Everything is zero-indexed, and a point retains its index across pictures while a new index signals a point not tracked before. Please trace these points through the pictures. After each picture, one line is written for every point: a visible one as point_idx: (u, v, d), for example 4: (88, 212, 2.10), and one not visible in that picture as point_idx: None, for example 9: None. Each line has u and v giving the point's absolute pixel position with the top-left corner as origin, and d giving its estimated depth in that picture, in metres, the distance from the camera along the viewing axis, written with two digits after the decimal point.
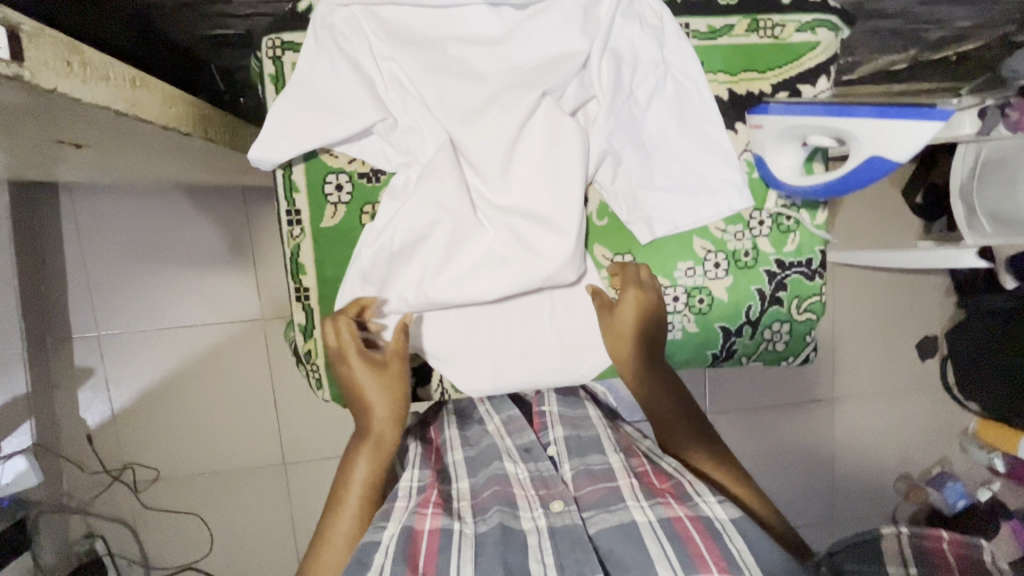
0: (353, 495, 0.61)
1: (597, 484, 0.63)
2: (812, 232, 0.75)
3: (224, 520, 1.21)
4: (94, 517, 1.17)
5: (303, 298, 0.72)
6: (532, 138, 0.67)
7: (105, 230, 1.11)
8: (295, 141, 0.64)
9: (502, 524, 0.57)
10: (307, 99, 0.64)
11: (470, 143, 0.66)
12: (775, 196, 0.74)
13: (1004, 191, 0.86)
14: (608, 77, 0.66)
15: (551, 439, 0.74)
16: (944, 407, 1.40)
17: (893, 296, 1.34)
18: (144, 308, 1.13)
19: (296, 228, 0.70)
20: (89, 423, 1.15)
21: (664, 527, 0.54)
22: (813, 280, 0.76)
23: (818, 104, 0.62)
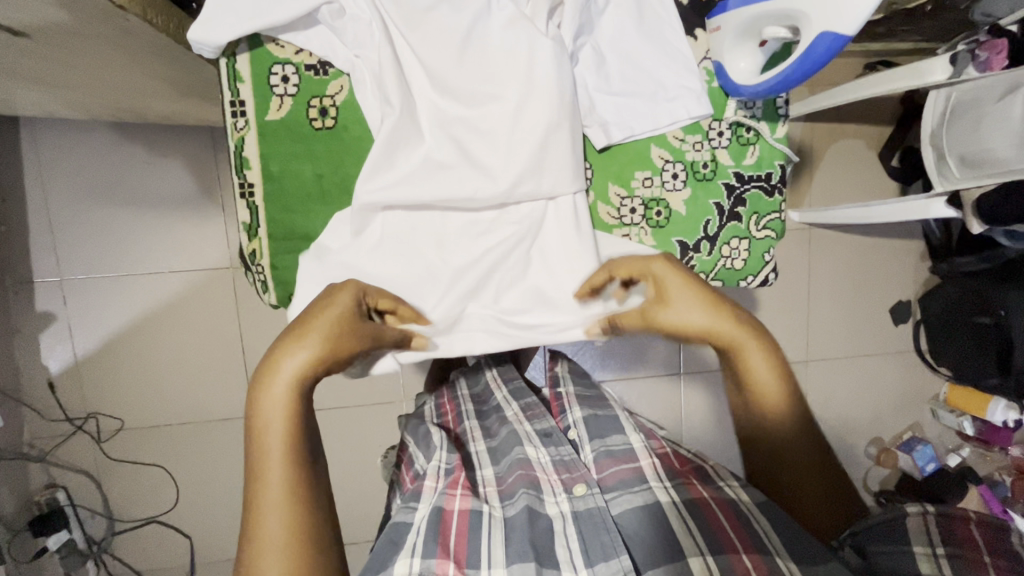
0: (277, 460, 0.51)
1: (621, 464, 0.71)
2: (772, 146, 0.77)
3: (190, 473, 1.19)
4: (56, 468, 1.15)
5: (247, 194, 0.70)
6: (486, 30, 0.67)
7: (71, 171, 1.09)
8: (237, 17, 0.62)
9: (528, 507, 0.65)
10: None
11: (417, 39, 0.67)
12: (735, 105, 0.75)
13: (973, 131, 0.86)
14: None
15: (573, 422, 0.83)
16: (915, 373, 1.41)
17: (868, 260, 1.35)
18: (110, 252, 1.11)
19: (240, 119, 0.68)
20: (51, 369, 1.12)
21: (689, 506, 0.63)
22: (772, 196, 0.78)
23: None
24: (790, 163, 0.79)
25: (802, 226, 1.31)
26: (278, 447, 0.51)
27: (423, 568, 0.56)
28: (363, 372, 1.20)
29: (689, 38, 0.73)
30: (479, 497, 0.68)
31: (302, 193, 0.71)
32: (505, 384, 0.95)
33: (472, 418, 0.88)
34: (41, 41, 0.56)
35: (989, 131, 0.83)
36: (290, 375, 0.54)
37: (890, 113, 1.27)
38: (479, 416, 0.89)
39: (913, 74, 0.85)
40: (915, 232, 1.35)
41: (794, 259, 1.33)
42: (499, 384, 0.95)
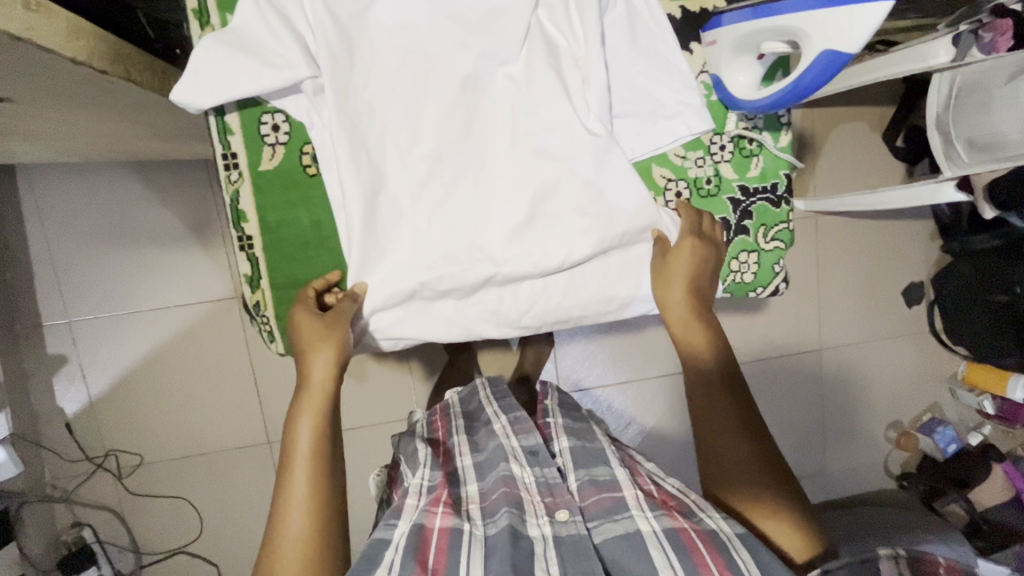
0: (303, 460, 0.59)
1: (603, 493, 0.68)
2: (776, 156, 0.76)
3: (211, 503, 1.20)
4: (79, 506, 1.16)
5: (247, 247, 0.71)
6: (464, 100, 0.67)
7: (69, 212, 1.08)
8: (220, 80, 0.61)
9: (510, 526, 0.62)
10: (234, 42, 0.62)
11: (386, 114, 0.66)
12: (736, 118, 0.74)
13: (978, 114, 0.84)
14: (579, 23, 0.67)
15: (557, 450, 0.78)
16: (932, 354, 1.40)
17: (878, 243, 1.33)
18: (115, 292, 1.12)
19: (233, 172, 0.68)
20: (67, 411, 1.13)
21: (672, 537, 0.60)
22: (779, 207, 0.77)
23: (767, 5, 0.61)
24: (794, 171, 0.78)
25: (808, 213, 1.29)
26: (305, 454, 0.60)
27: None
28: (375, 392, 1.20)
29: (685, 53, 0.73)
30: (461, 515, 0.66)
31: (303, 240, 0.71)
32: (496, 400, 0.92)
33: (460, 433, 0.85)
34: (26, 104, 0.56)
35: (996, 113, 0.81)
36: (315, 390, 0.64)
37: (893, 94, 1.24)
38: (469, 430, 0.86)
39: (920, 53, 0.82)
40: (924, 213, 1.33)
41: (801, 247, 1.31)
42: (489, 399, 0.92)
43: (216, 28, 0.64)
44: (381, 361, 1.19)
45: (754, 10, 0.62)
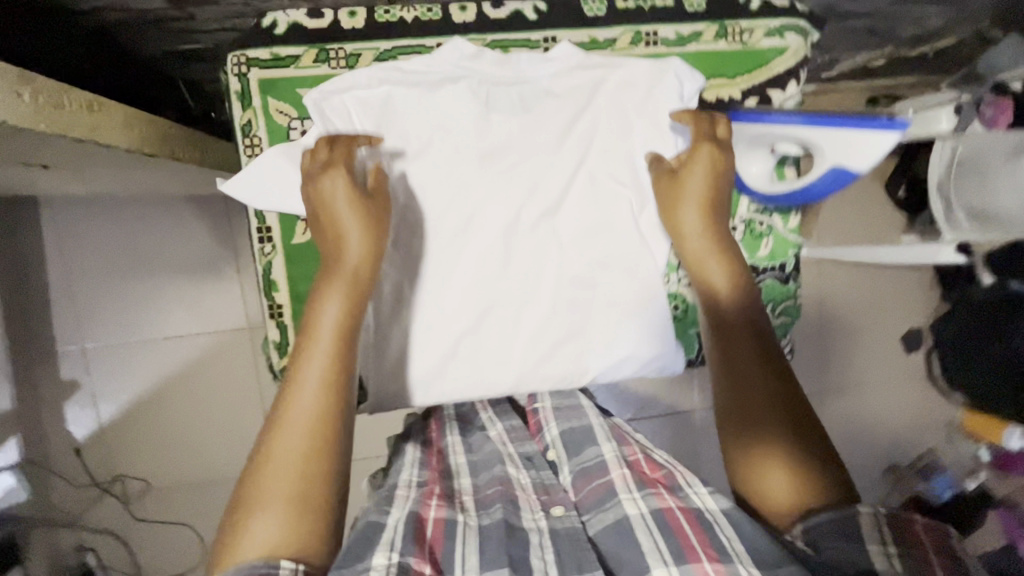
0: (325, 342, 0.55)
1: (592, 481, 0.57)
2: (785, 236, 0.79)
3: (216, 530, 1.20)
4: (85, 531, 1.16)
5: (277, 314, 0.75)
6: (494, 227, 0.74)
7: (88, 242, 1.11)
8: (271, 188, 0.68)
9: (505, 519, 0.53)
10: (295, 154, 0.70)
11: (421, 236, 0.73)
12: (748, 202, 0.78)
13: (979, 185, 0.84)
14: (609, 156, 0.75)
15: (549, 438, 0.66)
16: (930, 399, 1.42)
17: (878, 290, 1.36)
18: (130, 321, 1.13)
19: (267, 245, 0.74)
20: (76, 436, 1.14)
21: (657, 519, 0.51)
22: (787, 284, 0.81)
23: (794, 114, 0.66)
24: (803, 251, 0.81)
25: (811, 259, 1.32)
26: (328, 335, 0.56)
27: (401, 563, 0.45)
28: (383, 424, 1.22)
29: None
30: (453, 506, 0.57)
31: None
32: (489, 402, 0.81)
33: (453, 433, 0.73)
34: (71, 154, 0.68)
35: (995, 186, 0.82)
36: (349, 270, 0.60)
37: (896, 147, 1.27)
38: (464, 432, 0.74)
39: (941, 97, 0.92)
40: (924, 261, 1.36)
41: (804, 291, 1.34)
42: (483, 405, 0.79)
43: (257, 110, 0.72)
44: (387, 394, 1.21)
45: (788, 115, 0.66)
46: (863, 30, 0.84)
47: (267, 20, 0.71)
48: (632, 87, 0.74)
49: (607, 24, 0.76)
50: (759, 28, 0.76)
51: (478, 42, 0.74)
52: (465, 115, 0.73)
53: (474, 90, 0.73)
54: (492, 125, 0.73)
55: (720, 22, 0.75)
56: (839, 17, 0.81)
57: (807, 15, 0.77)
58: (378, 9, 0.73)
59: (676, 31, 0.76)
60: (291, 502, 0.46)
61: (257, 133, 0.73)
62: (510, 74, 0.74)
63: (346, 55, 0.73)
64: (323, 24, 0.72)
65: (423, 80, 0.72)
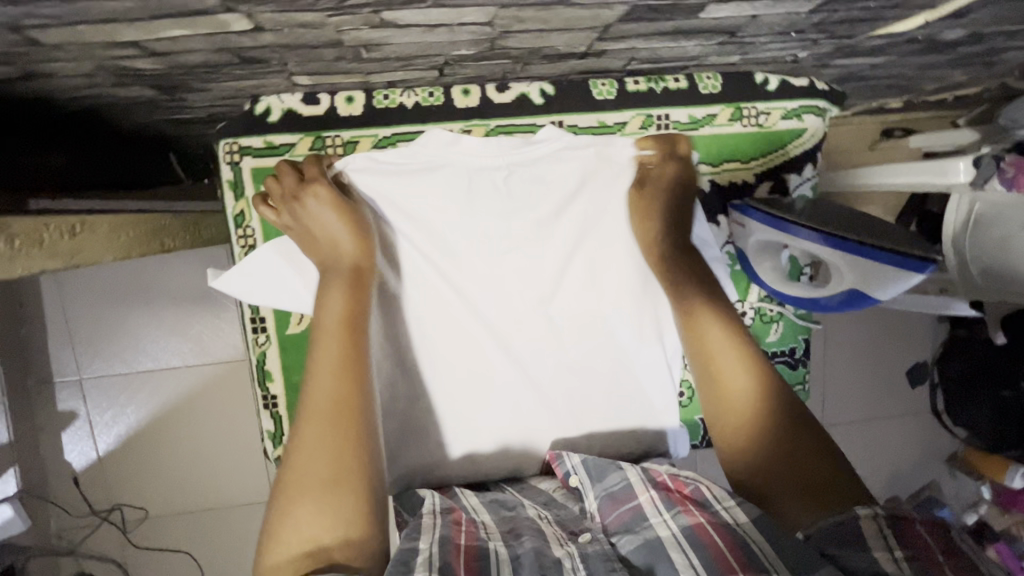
0: (331, 339, 0.59)
1: (621, 506, 0.58)
2: (794, 322, 0.83)
3: (214, 558, 1.21)
4: (84, 558, 1.17)
5: (271, 405, 0.75)
6: (493, 309, 0.75)
7: (84, 275, 1.10)
8: (264, 287, 0.69)
9: (535, 547, 0.53)
10: (288, 251, 0.69)
11: (421, 319, 0.74)
12: (757, 290, 0.82)
13: (998, 247, 0.82)
14: (609, 237, 0.75)
15: (570, 467, 0.67)
16: (933, 433, 1.41)
17: (884, 325, 1.34)
18: (125, 354, 1.13)
19: (261, 335, 0.74)
20: (74, 465, 1.14)
21: (689, 539, 0.52)
22: (796, 368, 0.85)
23: (821, 233, 0.66)
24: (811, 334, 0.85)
25: None
26: (334, 329, 0.60)
27: None
28: None
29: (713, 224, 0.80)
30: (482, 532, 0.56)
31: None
32: None
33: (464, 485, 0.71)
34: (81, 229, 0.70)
35: (1016, 251, 0.79)
36: (343, 266, 0.64)
37: None
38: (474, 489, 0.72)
39: (955, 136, 0.94)
40: None
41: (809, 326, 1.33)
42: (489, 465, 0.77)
43: (250, 199, 0.72)
44: None
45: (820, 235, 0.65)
46: (882, 86, 0.81)
47: (257, 106, 0.70)
48: (622, 171, 0.73)
49: (615, 109, 0.74)
50: (776, 110, 0.77)
51: (479, 132, 0.73)
52: (452, 199, 0.71)
53: (456, 177, 0.71)
54: (478, 210, 0.72)
55: (738, 104, 0.76)
56: (856, 77, 0.79)
57: (829, 92, 0.80)
58: (377, 94, 0.71)
59: (690, 113, 0.76)
60: (326, 490, 0.50)
61: (249, 224, 0.73)
62: (495, 158, 0.71)
63: (342, 142, 0.72)
64: (318, 110, 0.71)
65: (405, 165, 0.70)
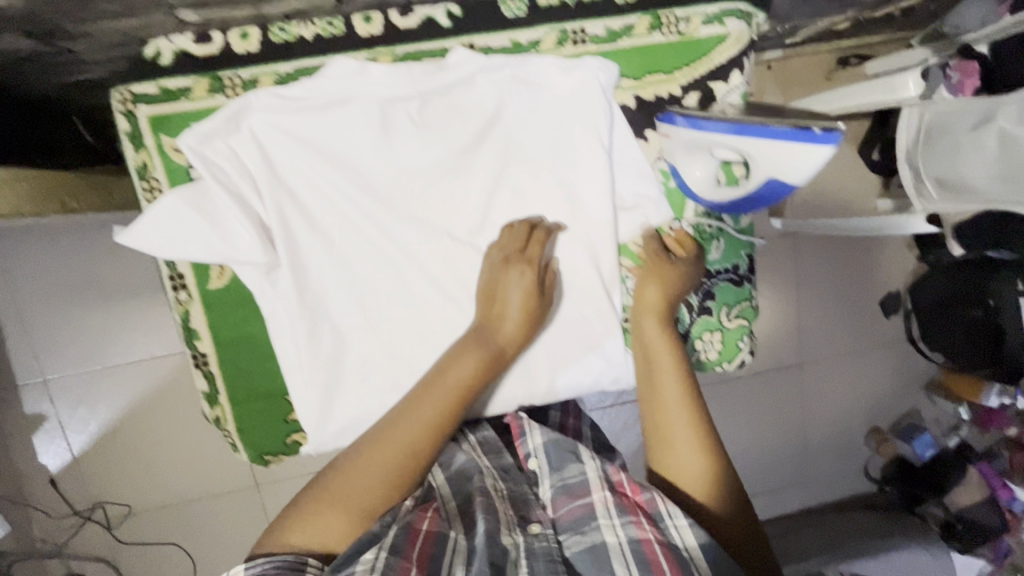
0: (442, 397, 0.61)
1: (575, 501, 0.63)
2: (735, 238, 0.81)
3: (205, 546, 1.21)
4: (73, 558, 1.16)
5: (202, 365, 0.74)
6: (419, 247, 0.71)
7: (33, 272, 1.07)
8: (172, 235, 0.65)
9: (488, 535, 0.57)
10: (194, 195, 0.66)
11: (349, 262, 0.70)
12: (693, 206, 0.79)
13: (949, 157, 0.80)
14: (535, 159, 0.73)
15: (531, 448, 0.71)
16: (910, 361, 1.42)
17: (854, 257, 1.34)
18: (86, 349, 1.10)
19: (182, 293, 0.71)
20: (49, 467, 1.13)
21: (634, 553, 0.57)
22: (740, 286, 0.82)
23: (723, 121, 0.67)
24: (753, 250, 0.83)
25: (786, 232, 1.30)
26: (451, 390, 0.61)
27: None
28: None
29: (641, 140, 0.77)
30: (449, 519, 0.60)
31: (253, 351, 0.74)
32: None
33: None
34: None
35: (968, 155, 0.76)
36: (495, 343, 0.65)
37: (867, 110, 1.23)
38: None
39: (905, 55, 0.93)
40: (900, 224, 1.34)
41: (780, 264, 1.32)
42: None
43: (151, 149, 0.67)
44: None
45: (725, 124, 0.67)
46: None
47: (148, 50, 0.65)
48: (539, 88, 0.71)
49: (527, 26, 0.71)
50: (695, 17, 0.74)
51: (386, 59, 0.69)
52: (365, 132, 0.68)
53: (367, 110, 0.68)
54: (393, 142, 0.69)
55: (654, 13, 0.73)
56: None
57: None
58: (273, 26, 0.66)
59: (607, 26, 0.72)
60: (354, 516, 0.56)
61: (155, 175, 0.68)
62: (407, 85, 0.68)
63: (242, 83, 0.67)
64: (211, 49, 0.66)
65: (314, 100, 0.67)
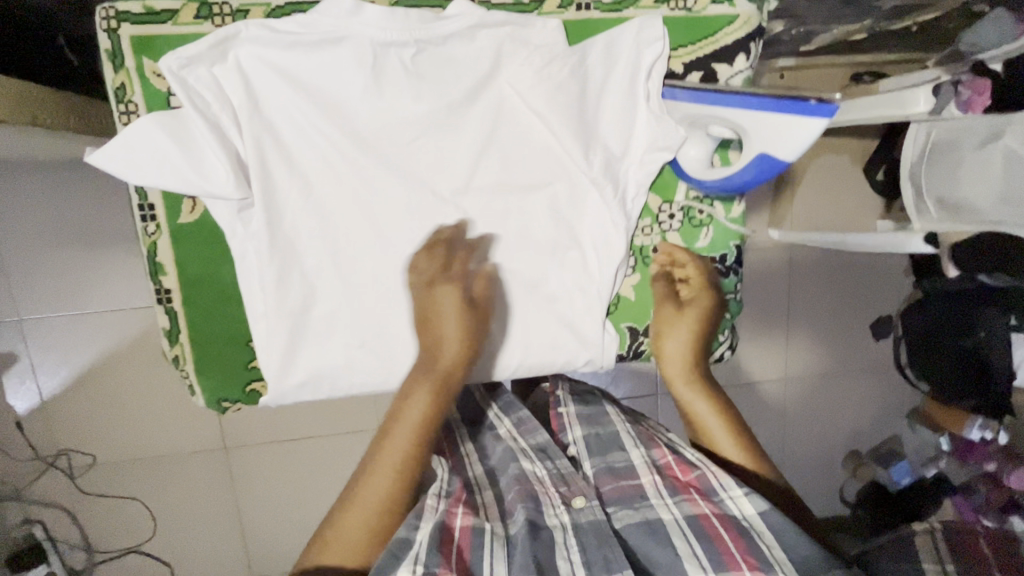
0: (402, 440, 0.66)
1: (620, 481, 0.74)
2: (725, 227, 0.80)
3: (167, 504, 1.19)
4: (32, 504, 1.15)
5: (166, 300, 0.71)
6: (402, 206, 0.70)
7: (15, 208, 1.05)
8: (145, 161, 0.62)
9: (529, 521, 0.67)
10: (173, 125, 0.62)
11: (329, 211, 0.68)
12: (685, 188, 0.78)
13: (951, 173, 0.84)
14: (532, 121, 0.70)
15: (572, 439, 0.84)
16: (894, 387, 1.41)
17: (849, 277, 1.33)
18: (62, 294, 1.08)
19: (150, 224, 0.68)
20: (17, 409, 1.11)
21: (691, 524, 0.66)
22: (726, 277, 0.82)
23: (721, 95, 0.66)
24: (744, 242, 0.82)
25: (782, 244, 1.29)
26: (412, 427, 0.67)
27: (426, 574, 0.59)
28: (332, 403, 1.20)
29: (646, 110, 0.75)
30: (481, 513, 0.71)
31: (222, 296, 0.73)
32: (494, 398, 0.94)
33: (466, 442, 0.87)
34: None
35: (971, 173, 0.81)
36: (440, 370, 0.68)
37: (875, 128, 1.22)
38: (474, 437, 0.88)
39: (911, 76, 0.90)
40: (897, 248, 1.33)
41: (774, 276, 1.31)
42: (490, 402, 0.93)
43: (132, 70, 0.64)
44: None
45: (723, 97, 0.66)
46: None
47: None
48: (543, 46, 0.67)
49: None
50: None
51: (384, 2, 0.65)
52: (354, 79, 0.65)
53: (359, 53, 0.64)
54: (384, 93, 0.66)
55: None
56: None
57: None
58: None
59: None
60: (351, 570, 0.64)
61: (134, 99, 0.65)
62: (401, 31, 0.64)
63: (230, 12, 0.64)
64: None
65: (298, 39, 0.63)
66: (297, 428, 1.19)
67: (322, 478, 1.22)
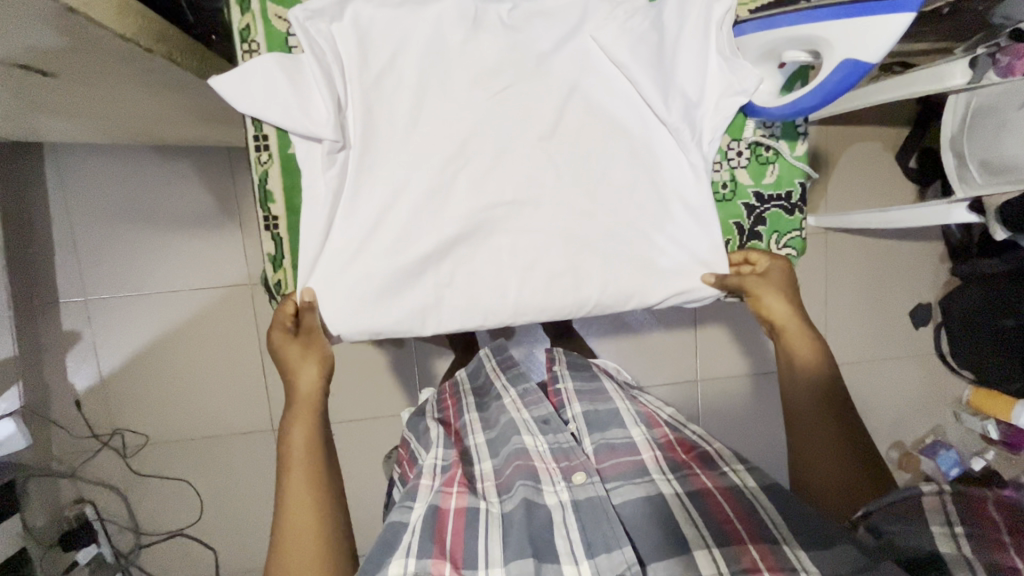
0: (297, 471, 0.70)
1: (621, 458, 0.73)
2: (791, 163, 0.83)
3: (213, 486, 1.21)
4: (84, 482, 1.17)
5: (272, 227, 0.77)
6: (484, 149, 0.75)
7: (93, 187, 1.11)
8: (257, 93, 0.68)
9: (526, 499, 0.67)
10: (289, 63, 0.69)
11: (416, 153, 0.74)
12: (752, 125, 0.81)
13: (994, 135, 0.89)
14: (612, 66, 0.76)
15: (571, 415, 0.83)
16: (936, 377, 1.39)
17: (886, 263, 1.34)
18: (128, 271, 1.14)
19: (264, 153, 0.74)
20: (77, 387, 1.15)
21: (693, 499, 0.65)
22: (792, 214, 0.84)
23: (785, 18, 0.69)
24: (808, 180, 0.84)
25: (819, 229, 1.30)
26: (301, 453, 0.71)
27: (418, 568, 0.59)
28: (377, 384, 1.21)
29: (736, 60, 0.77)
30: (478, 492, 0.71)
31: None
32: (503, 371, 0.95)
33: (471, 410, 0.89)
34: (77, 101, 0.71)
35: (1012, 133, 0.85)
36: (304, 400, 0.75)
37: (907, 115, 1.25)
38: (480, 407, 0.90)
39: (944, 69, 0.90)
40: (933, 234, 1.34)
41: (810, 263, 1.32)
42: (496, 374, 0.95)
43: (256, 14, 0.70)
44: (388, 352, 1.20)
45: (788, 18, 0.68)
46: None
47: None
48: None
49: None
50: None
51: None
52: (450, 32, 0.72)
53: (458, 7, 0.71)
54: (476, 40, 0.73)
55: None
56: None
57: None
58: None
59: None
60: None
61: (255, 39, 0.71)
62: None
63: None
64: None
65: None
66: (341, 410, 1.20)
67: (365, 461, 1.22)
